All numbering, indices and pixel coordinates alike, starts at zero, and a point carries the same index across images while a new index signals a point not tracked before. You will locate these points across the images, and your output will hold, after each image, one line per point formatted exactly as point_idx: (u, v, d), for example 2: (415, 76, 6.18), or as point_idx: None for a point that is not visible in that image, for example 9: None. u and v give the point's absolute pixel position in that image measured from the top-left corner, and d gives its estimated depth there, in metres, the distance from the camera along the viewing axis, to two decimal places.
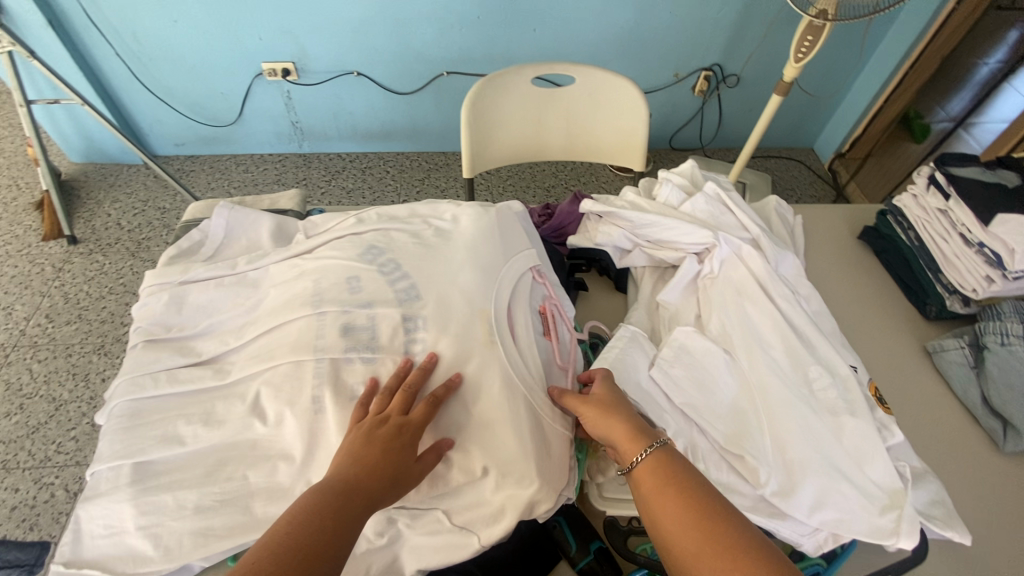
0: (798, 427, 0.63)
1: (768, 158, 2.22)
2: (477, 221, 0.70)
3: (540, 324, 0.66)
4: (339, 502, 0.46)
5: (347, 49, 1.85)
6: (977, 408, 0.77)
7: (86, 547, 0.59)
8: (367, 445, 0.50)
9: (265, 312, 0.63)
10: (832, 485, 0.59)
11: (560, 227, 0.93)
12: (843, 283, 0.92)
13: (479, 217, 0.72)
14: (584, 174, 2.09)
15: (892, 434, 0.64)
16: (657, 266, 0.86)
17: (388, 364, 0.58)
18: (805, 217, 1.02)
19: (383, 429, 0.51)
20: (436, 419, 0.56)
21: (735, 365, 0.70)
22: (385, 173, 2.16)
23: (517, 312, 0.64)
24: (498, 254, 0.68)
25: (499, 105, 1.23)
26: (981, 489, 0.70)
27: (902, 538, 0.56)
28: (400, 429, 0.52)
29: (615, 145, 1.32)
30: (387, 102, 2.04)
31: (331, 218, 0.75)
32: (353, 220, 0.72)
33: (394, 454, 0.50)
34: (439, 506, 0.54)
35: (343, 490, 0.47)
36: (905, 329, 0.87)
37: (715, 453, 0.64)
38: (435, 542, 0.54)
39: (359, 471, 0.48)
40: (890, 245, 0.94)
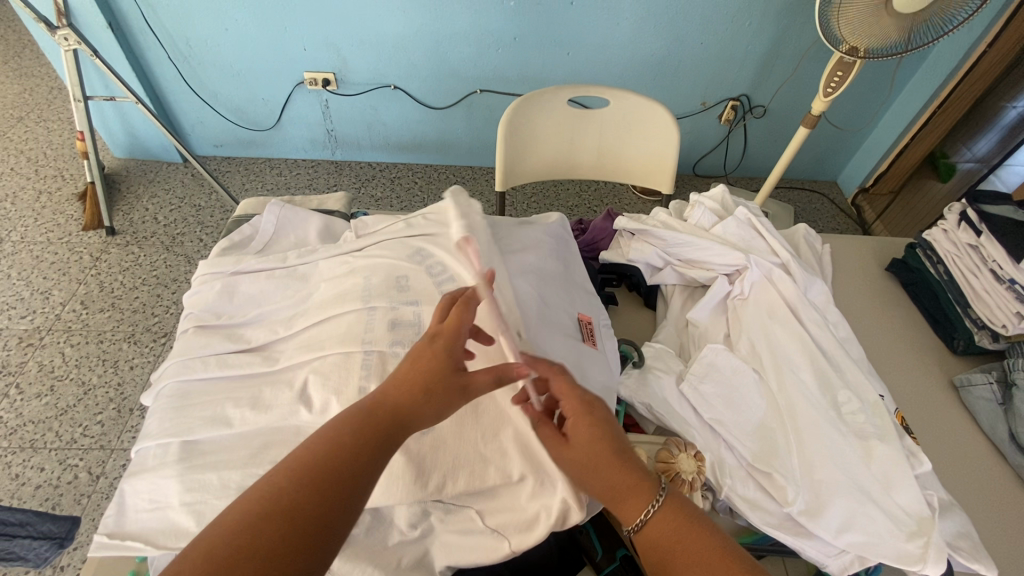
0: (827, 448, 0.64)
1: (791, 189, 2.24)
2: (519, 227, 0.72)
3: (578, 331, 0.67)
4: (368, 434, 0.47)
5: (386, 63, 1.92)
6: (1005, 445, 0.77)
7: (129, 520, 0.59)
8: (405, 374, 0.51)
9: (315, 305, 0.66)
10: (860, 507, 0.60)
11: (593, 242, 0.96)
12: (870, 313, 0.93)
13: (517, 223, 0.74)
14: (608, 196, 2.12)
15: (920, 462, 0.64)
16: (687, 285, 0.88)
17: None
18: (834, 247, 1.04)
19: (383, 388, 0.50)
20: (476, 417, 0.57)
21: (764, 385, 0.71)
22: (413, 184, 2.22)
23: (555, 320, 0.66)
24: (538, 263, 0.70)
25: (535, 124, 1.27)
26: (1008, 526, 0.70)
27: (929, 565, 0.56)
28: (438, 359, 0.51)
29: (645, 167, 1.35)
30: (420, 115, 2.10)
31: (379, 221, 0.78)
32: (400, 223, 0.75)
33: (434, 384, 0.50)
34: (473, 505, 0.56)
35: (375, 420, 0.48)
36: (932, 362, 0.88)
37: (743, 470, 0.65)
38: (468, 539, 0.55)
39: (399, 399, 0.49)
40: (918, 278, 0.95)
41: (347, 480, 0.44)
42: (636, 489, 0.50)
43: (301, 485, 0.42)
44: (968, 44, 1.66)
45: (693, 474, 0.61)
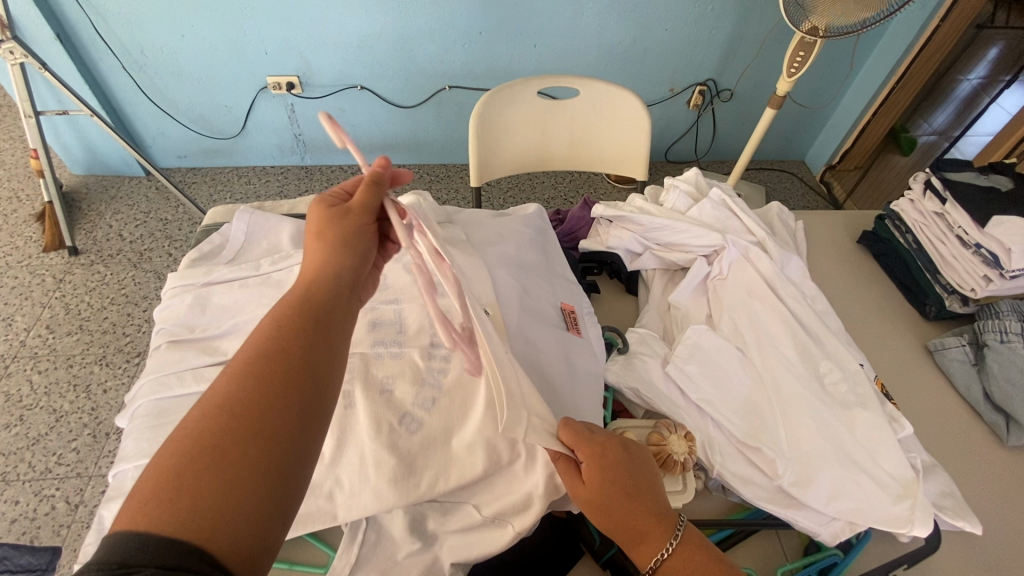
0: (813, 420, 0.65)
1: (761, 170, 2.27)
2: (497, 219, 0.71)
3: (562, 320, 0.67)
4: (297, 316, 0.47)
5: (350, 63, 1.89)
6: (980, 404, 0.79)
7: None
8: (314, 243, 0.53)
9: None
10: (848, 475, 0.61)
11: (572, 232, 0.97)
12: (845, 285, 0.95)
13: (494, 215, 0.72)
14: (583, 186, 2.13)
15: (902, 426, 0.66)
16: (667, 269, 0.89)
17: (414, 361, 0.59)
18: (806, 223, 1.05)
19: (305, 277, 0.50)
20: (466, 413, 0.56)
21: (747, 362, 0.72)
22: None
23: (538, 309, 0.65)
24: (518, 254, 0.69)
25: (505, 118, 1.26)
26: (987, 481, 0.72)
27: (917, 526, 0.58)
28: (326, 214, 0.54)
29: (618, 155, 1.35)
30: (389, 115, 2.07)
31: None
32: None
33: (339, 232, 0.53)
34: (470, 500, 0.55)
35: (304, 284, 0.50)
36: (908, 329, 0.90)
37: (732, 446, 0.66)
38: (467, 537, 0.54)
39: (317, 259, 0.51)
40: (888, 248, 0.97)
41: (294, 335, 0.45)
42: (653, 528, 0.49)
43: (246, 361, 0.43)
44: (921, 20, 1.70)
45: (684, 456, 0.60)
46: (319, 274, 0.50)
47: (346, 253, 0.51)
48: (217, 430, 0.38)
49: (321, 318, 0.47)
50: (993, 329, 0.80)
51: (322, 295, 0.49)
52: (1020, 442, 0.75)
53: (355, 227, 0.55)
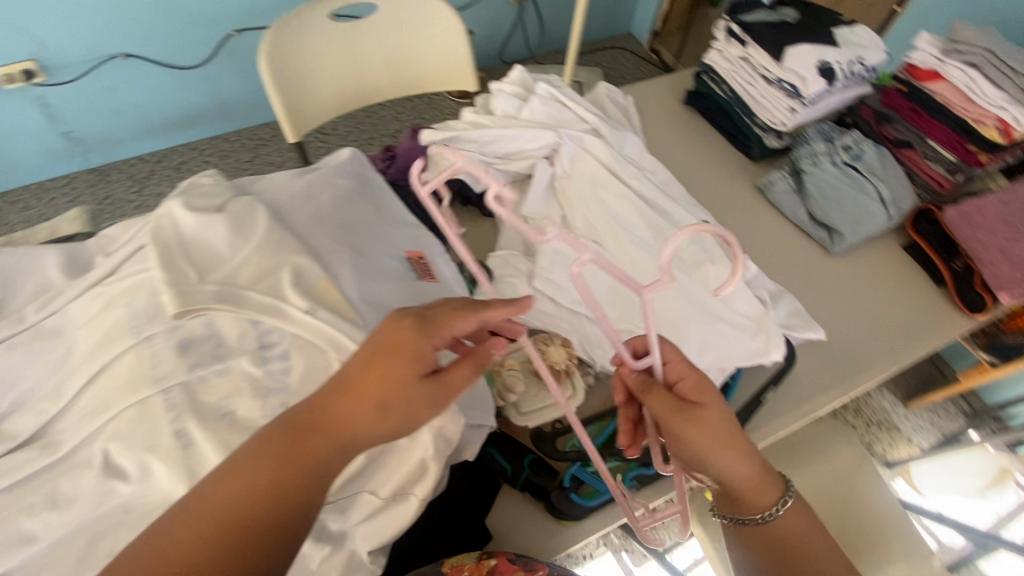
0: (674, 288, 0.68)
1: (594, 52, 2.26)
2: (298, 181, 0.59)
3: (411, 269, 0.60)
4: (310, 434, 0.41)
5: (98, 27, 1.51)
6: (807, 225, 0.88)
7: None
8: (373, 368, 0.42)
9: (81, 360, 0.52)
10: (712, 328, 0.66)
11: (410, 168, 0.86)
12: (681, 149, 0.98)
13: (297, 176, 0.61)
14: (426, 111, 1.99)
15: (746, 268, 0.71)
16: (515, 179, 0.84)
17: (244, 367, 0.48)
18: (636, 96, 1.05)
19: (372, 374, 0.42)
20: None
21: (606, 253, 0.73)
22: (206, 164, 1.89)
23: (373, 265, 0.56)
24: (332, 208, 0.58)
25: (301, 54, 1.08)
26: (823, 290, 0.83)
27: (772, 352, 0.65)
28: (415, 348, 0.43)
29: (440, 69, 1.26)
30: (176, 81, 1.73)
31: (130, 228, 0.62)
32: None
33: (402, 380, 0.42)
34: (365, 487, 0.50)
35: (341, 409, 0.41)
36: (743, 175, 0.96)
37: (610, 337, 0.68)
38: (375, 525, 0.50)
39: (365, 381, 0.42)
40: (710, 102, 1.01)
41: (300, 472, 0.40)
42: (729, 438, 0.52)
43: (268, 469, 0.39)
44: None
45: (565, 361, 0.62)
46: (357, 409, 0.41)
47: (393, 398, 0.42)
48: (178, 558, 0.37)
49: (333, 458, 0.41)
50: (807, 155, 0.89)
51: (344, 437, 0.41)
52: (842, 247, 0.86)
53: (416, 397, 0.42)
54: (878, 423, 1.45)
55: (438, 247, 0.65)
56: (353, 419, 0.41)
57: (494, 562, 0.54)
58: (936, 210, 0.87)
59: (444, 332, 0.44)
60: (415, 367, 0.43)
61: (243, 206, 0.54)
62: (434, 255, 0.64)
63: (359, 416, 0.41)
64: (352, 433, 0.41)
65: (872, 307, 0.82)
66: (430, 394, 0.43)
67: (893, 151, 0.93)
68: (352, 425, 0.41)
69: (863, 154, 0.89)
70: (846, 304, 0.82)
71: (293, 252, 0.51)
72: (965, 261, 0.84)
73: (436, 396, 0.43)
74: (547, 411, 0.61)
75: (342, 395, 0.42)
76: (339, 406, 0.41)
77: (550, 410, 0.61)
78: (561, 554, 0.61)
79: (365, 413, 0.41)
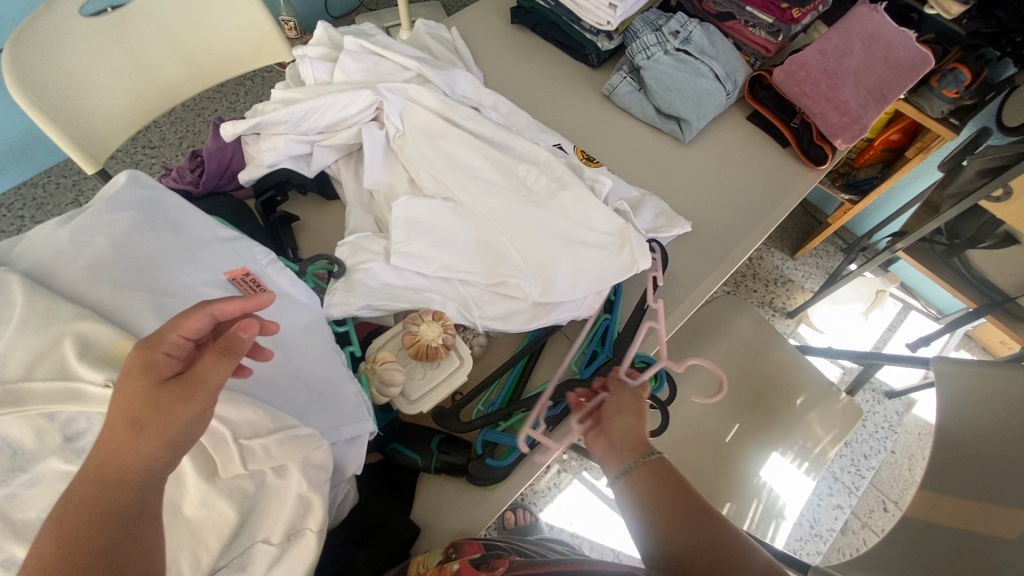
0: (533, 225, 0.65)
1: None
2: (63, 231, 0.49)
3: (237, 292, 0.53)
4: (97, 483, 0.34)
5: None
6: (656, 121, 0.88)
7: None
8: (118, 402, 0.35)
9: None
10: (577, 255, 0.64)
11: (225, 168, 0.76)
12: (520, 73, 0.93)
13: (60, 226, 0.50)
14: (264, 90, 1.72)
15: (600, 184, 0.70)
16: (347, 152, 0.77)
17: (58, 468, 0.41)
18: (461, 27, 0.98)
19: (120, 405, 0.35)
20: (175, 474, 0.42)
21: (460, 207, 0.68)
22: (19, 219, 1.57)
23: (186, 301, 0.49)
24: (116, 250, 0.49)
25: (62, 64, 0.89)
26: (685, 182, 0.83)
27: (641, 262, 0.65)
28: (139, 358, 0.36)
29: (243, 46, 1.11)
30: None
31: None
32: None
33: (138, 395, 0.35)
34: (255, 540, 0.45)
35: (106, 446, 0.34)
36: (586, 85, 0.93)
37: (485, 293, 0.65)
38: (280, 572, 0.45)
39: (114, 413, 0.35)
40: (537, 16, 0.95)
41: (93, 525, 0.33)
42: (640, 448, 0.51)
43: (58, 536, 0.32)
44: None
45: (441, 336, 0.58)
46: (118, 436, 0.34)
47: (141, 413, 0.34)
48: None
49: (126, 499, 0.34)
50: (639, 50, 0.87)
51: (122, 475, 0.34)
52: (692, 135, 0.86)
53: (164, 405, 0.35)
54: (776, 280, 1.57)
55: (264, 257, 0.58)
56: (127, 448, 0.34)
57: (456, 565, 0.50)
58: (767, 75, 0.89)
59: (171, 332, 0.37)
60: (153, 372, 0.36)
61: None
62: (263, 267, 0.57)
63: (131, 441, 0.34)
64: (128, 467, 0.34)
65: (730, 186, 0.84)
66: (180, 392, 0.35)
67: (718, 25, 0.93)
68: (126, 452, 0.34)
69: (690, 35, 0.88)
70: (707, 191, 0.83)
71: (73, 318, 0.43)
72: (802, 117, 0.87)
73: (192, 392, 0.36)
74: (436, 391, 0.58)
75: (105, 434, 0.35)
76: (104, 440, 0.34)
77: (438, 387, 0.58)
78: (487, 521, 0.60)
79: (127, 440, 0.34)
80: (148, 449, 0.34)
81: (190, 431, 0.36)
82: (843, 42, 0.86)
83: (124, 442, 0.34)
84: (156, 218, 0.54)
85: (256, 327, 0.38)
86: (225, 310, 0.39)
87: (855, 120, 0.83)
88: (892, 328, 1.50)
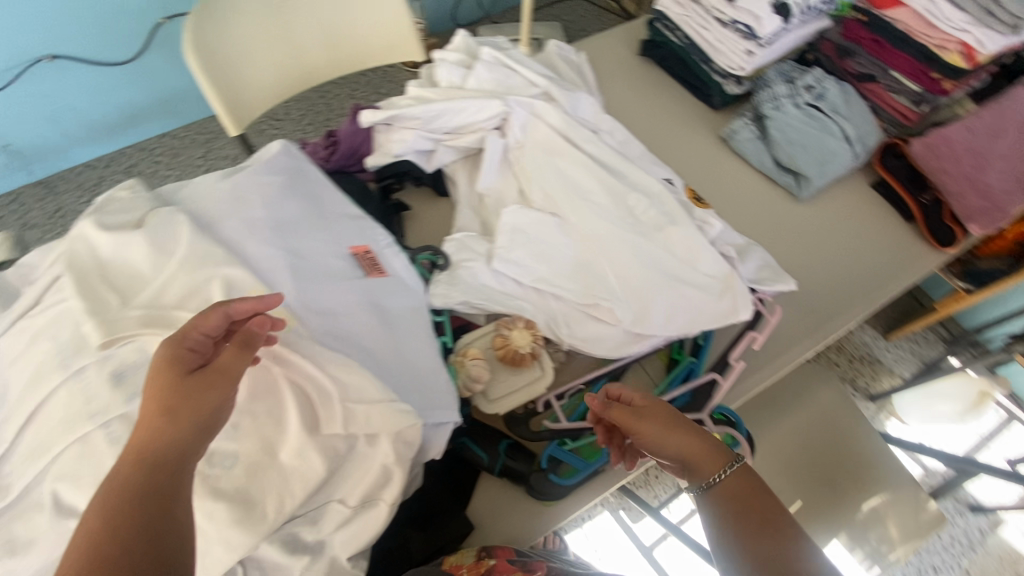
0: (636, 255, 0.65)
1: (551, 6, 2.15)
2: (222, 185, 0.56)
3: (357, 266, 0.57)
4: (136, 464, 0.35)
5: (13, 28, 1.40)
6: (772, 171, 0.86)
7: None
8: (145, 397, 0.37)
9: (11, 402, 0.49)
10: (676, 293, 0.64)
11: (354, 151, 0.81)
12: (640, 104, 0.94)
13: (219, 182, 0.57)
14: (382, 83, 1.87)
15: (711, 226, 0.69)
16: (466, 156, 0.81)
17: None
18: (588, 52, 1.00)
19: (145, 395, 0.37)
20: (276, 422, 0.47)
21: (566, 225, 0.70)
22: (156, 165, 1.79)
23: (315, 265, 0.54)
24: (265, 210, 0.55)
25: (227, 37, 1.00)
26: (793, 238, 0.81)
27: (741, 311, 0.63)
28: (164, 352, 0.38)
29: (379, 42, 1.19)
30: (109, 79, 1.62)
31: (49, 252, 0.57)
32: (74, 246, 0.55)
33: (166, 384, 0.37)
34: (332, 497, 0.48)
35: (142, 433, 0.36)
36: (705, 125, 0.92)
37: (576, 311, 0.65)
38: (347, 534, 0.48)
39: (146, 405, 0.36)
40: (666, 52, 0.96)
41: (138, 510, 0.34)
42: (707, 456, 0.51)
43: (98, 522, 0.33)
44: None
45: (530, 345, 0.60)
46: (153, 423, 0.36)
47: (176, 401, 0.36)
48: None
49: (166, 481, 0.35)
50: (767, 99, 0.86)
51: (158, 456, 0.36)
52: (810, 192, 0.83)
53: (192, 391, 0.37)
54: (863, 358, 1.47)
55: (387, 236, 0.62)
56: (164, 435, 0.36)
57: (492, 562, 0.52)
58: (903, 144, 0.85)
59: (193, 330, 0.39)
60: (179, 367, 0.38)
61: (163, 219, 0.50)
62: (381, 246, 0.61)
63: (168, 428, 0.36)
64: (160, 452, 0.36)
65: (841, 251, 0.80)
66: (205, 381, 0.38)
67: (856, 86, 0.90)
68: (164, 437, 0.36)
69: (826, 92, 0.85)
70: (816, 251, 0.80)
71: (221, 265, 0.48)
72: (934, 194, 0.82)
73: (217, 380, 0.39)
74: (516, 397, 0.60)
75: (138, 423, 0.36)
76: (144, 426, 0.36)
77: (518, 393, 0.60)
78: (538, 534, 0.60)
79: (158, 425, 0.36)
80: (184, 435, 0.37)
81: (219, 416, 0.38)
82: (995, 122, 0.81)
83: (159, 429, 0.36)
84: (299, 187, 0.59)
85: (268, 324, 0.42)
86: (238, 311, 0.41)
87: (998, 206, 0.78)
88: (990, 437, 1.36)
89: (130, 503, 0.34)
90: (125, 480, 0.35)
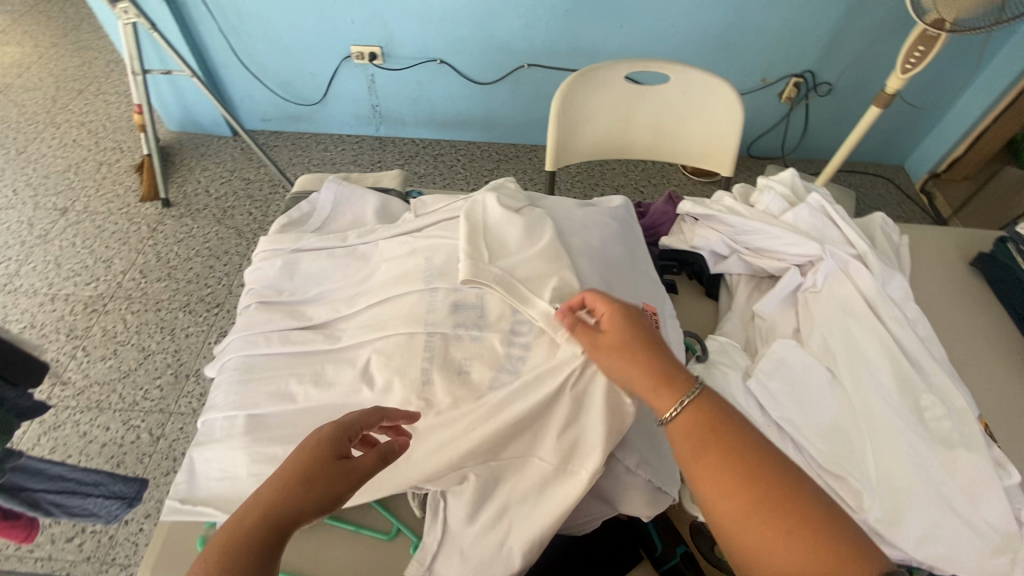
0: (907, 453, 0.60)
1: (853, 173, 2.10)
2: (575, 215, 0.69)
3: None
4: (266, 517, 0.43)
5: (434, 36, 1.88)
6: None
7: (200, 486, 0.61)
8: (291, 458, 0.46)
9: (376, 285, 0.66)
10: (939, 517, 0.56)
11: (653, 226, 0.92)
12: (950, 311, 0.87)
13: (572, 211, 0.70)
14: (656, 176, 2.07)
15: (1007, 473, 0.60)
16: (753, 275, 0.84)
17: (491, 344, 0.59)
18: (912, 237, 0.96)
19: (294, 459, 0.46)
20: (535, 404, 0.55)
21: (837, 384, 0.67)
22: (456, 161, 2.20)
23: None
24: (596, 245, 0.66)
25: (587, 100, 1.21)
26: None
27: None
28: (327, 433, 0.48)
29: (700, 149, 1.29)
30: (466, 90, 2.06)
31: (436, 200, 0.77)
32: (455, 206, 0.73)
33: (318, 460, 0.46)
34: (538, 491, 0.54)
35: (282, 485, 0.44)
36: (1022, 366, 0.81)
37: (812, 471, 0.62)
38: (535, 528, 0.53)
39: (291, 467, 0.45)
40: (1007, 275, 0.88)
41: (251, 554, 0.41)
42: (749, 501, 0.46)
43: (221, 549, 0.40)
44: None
45: None
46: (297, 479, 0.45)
47: (316, 476, 0.45)
48: None
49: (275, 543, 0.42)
50: None
51: (281, 519, 0.43)
52: None
53: (330, 476, 0.46)
54: None
55: (672, 311, 0.69)
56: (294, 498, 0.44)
57: None
58: None
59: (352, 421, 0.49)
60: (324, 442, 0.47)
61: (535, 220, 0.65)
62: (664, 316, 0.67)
63: (299, 489, 0.44)
64: (286, 513, 0.43)
65: None
66: (344, 472, 0.46)
67: None
68: (295, 496, 0.44)
69: None
70: None
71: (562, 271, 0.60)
72: None
73: (349, 476, 0.46)
74: None
75: (283, 475, 0.45)
76: (284, 481, 0.45)
77: None
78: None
79: (298, 492, 0.44)
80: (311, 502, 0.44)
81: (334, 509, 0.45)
82: None
83: (294, 493, 0.44)
84: (624, 240, 0.70)
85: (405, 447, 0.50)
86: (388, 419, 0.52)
87: None
88: None
89: (254, 538, 0.41)
90: (261, 514, 0.43)
